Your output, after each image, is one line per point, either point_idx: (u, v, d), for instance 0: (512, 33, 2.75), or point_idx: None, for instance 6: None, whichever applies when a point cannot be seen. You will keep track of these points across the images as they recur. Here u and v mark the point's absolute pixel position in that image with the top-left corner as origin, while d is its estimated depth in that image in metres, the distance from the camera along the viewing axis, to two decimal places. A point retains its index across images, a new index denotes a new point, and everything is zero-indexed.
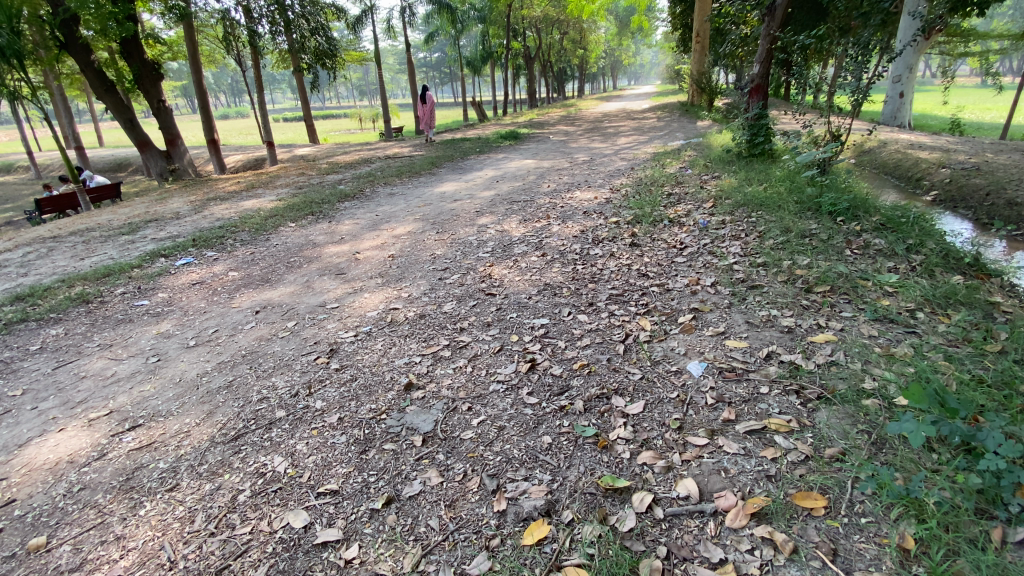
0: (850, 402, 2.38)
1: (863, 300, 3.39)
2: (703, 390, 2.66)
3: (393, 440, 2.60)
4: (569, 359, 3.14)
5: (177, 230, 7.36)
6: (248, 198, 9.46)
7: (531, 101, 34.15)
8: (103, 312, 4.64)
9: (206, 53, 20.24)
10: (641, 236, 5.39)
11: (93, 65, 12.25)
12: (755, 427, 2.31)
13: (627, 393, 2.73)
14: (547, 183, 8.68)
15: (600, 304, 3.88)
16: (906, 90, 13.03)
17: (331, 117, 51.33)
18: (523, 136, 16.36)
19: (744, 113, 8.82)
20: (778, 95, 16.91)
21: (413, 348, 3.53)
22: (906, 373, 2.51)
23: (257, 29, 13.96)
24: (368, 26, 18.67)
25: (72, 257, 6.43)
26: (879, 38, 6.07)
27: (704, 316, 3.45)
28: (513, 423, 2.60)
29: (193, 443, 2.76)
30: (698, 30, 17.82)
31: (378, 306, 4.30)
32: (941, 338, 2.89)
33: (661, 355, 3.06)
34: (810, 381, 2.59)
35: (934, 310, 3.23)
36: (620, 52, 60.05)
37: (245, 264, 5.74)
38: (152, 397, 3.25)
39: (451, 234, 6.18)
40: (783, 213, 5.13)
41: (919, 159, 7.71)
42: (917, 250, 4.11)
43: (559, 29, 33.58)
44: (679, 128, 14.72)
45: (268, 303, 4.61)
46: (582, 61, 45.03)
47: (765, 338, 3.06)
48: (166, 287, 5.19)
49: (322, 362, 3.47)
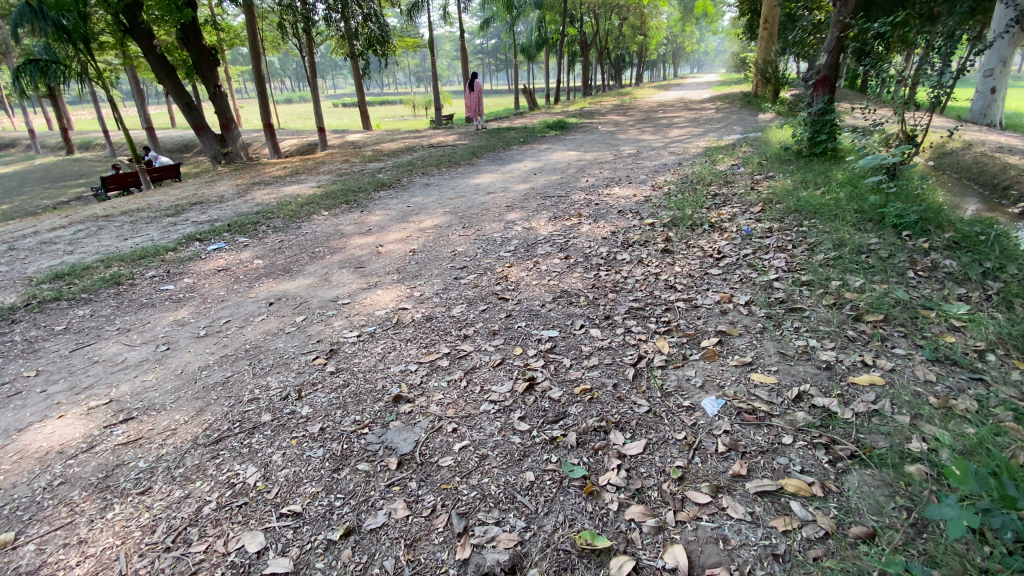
0: (889, 467, 2.01)
1: (922, 335, 2.91)
2: (715, 433, 2.33)
3: (368, 459, 2.43)
4: (571, 382, 2.87)
5: (217, 214, 7.56)
6: (290, 183, 9.65)
7: (585, 90, 33.26)
8: (130, 295, 4.79)
9: (270, 39, 20.97)
10: (676, 241, 4.97)
11: (155, 50, 12.83)
12: (768, 488, 1.98)
13: (628, 428, 2.44)
14: (586, 178, 8.27)
15: (618, 319, 3.56)
16: (999, 85, 11.60)
17: (388, 103, 52.29)
18: (570, 126, 15.85)
19: (806, 107, 8.05)
20: (853, 87, 15.55)
21: (411, 354, 3.35)
22: (963, 436, 2.09)
23: (311, 15, 14.23)
24: (425, 12, 18.51)
25: (117, 237, 6.75)
26: (967, 27, 5.32)
27: (730, 342, 3.08)
28: (498, 452, 2.37)
29: (175, 443, 2.73)
30: (766, 17, 16.78)
31: (388, 304, 4.15)
32: (1015, 390, 2.41)
33: (674, 386, 2.73)
34: (845, 434, 2.21)
35: (1008, 352, 2.73)
36: (683, 39, 57.96)
37: (271, 252, 5.76)
38: (151, 388, 3.27)
39: (476, 230, 5.98)
40: (839, 224, 4.58)
41: (1008, 165, 6.79)
42: (995, 276, 3.54)
43: (619, 15, 32.41)
44: (737, 121, 13.79)
45: (283, 295, 4.56)
46: (641, 49, 43.49)
47: (799, 374, 2.67)
48: (192, 272, 5.28)
49: (319, 363, 3.33)
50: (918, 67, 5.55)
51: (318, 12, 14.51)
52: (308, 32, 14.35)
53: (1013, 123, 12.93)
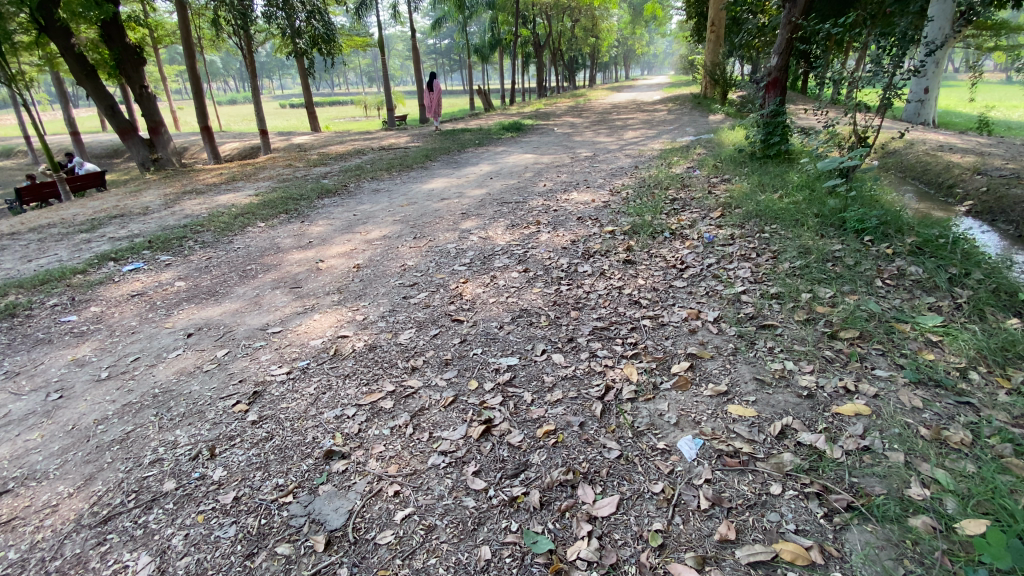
0: (892, 523, 1.77)
1: (901, 352, 2.75)
2: (696, 483, 2.05)
3: (290, 539, 2.02)
4: (533, 422, 2.54)
5: (139, 228, 6.82)
6: (225, 192, 8.90)
7: (541, 92, 33.12)
8: (22, 330, 4.11)
9: (207, 37, 19.71)
10: (637, 250, 4.73)
11: (74, 49, 11.71)
12: (761, 557, 1.71)
13: (598, 481, 2.12)
14: (544, 182, 8.00)
15: (581, 341, 3.26)
16: (931, 85, 12.18)
17: (338, 104, 50.80)
18: (526, 127, 15.60)
19: (759, 108, 8.05)
20: (797, 87, 16.07)
21: (350, 394, 2.93)
22: (967, 480, 1.89)
23: (250, 12, 13.30)
24: (374, 11, 17.77)
25: (20, 258, 5.94)
26: (916, 28, 5.27)
27: (702, 366, 2.83)
28: (449, 521, 2.01)
29: (55, 525, 2.22)
30: (713, 20, 17.10)
31: (325, 332, 3.68)
32: (1005, 415, 2.25)
33: (646, 424, 2.43)
34: (837, 480, 1.97)
35: (990, 369, 2.58)
36: (633, 41, 59.54)
37: (196, 272, 5.15)
38: (33, 450, 2.71)
39: (428, 241, 5.57)
40: (802, 230, 4.46)
41: (950, 164, 6.97)
42: (962, 282, 3.45)
43: (571, 16, 32.55)
44: (690, 122, 13.90)
45: (205, 324, 4.01)
46: (594, 50, 43.97)
47: (779, 405, 2.43)
48: (101, 298, 4.63)
49: (239, 411, 2.86)
50: (868, 69, 5.53)
51: (257, 8, 13.57)
52: (246, 29, 13.39)
53: (943, 121, 13.62)
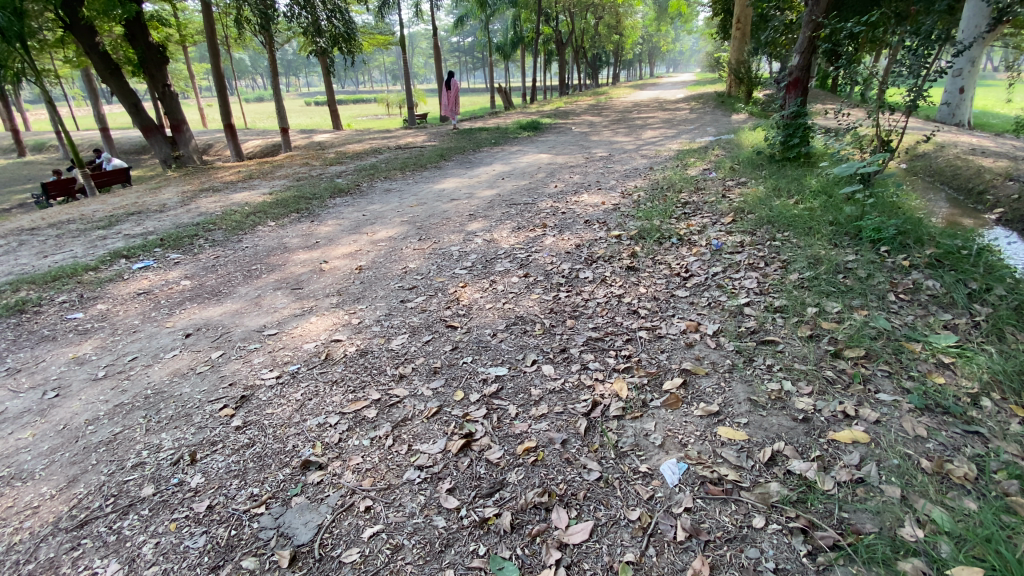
0: (880, 565, 1.65)
1: (908, 374, 2.60)
2: (675, 511, 1.95)
3: (256, 553, 1.99)
4: (514, 438, 2.47)
5: (153, 226, 6.94)
6: (240, 190, 9.01)
7: (563, 90, 32.81)
8: (29, 327, 4.20)
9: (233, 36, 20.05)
10: (642, 256, 4.61)
11: (99, 48, 11.97)
12: None
13: (573, 504, 2.04)
14: (556, 183, 7.89)
15: (573, 353, 3.17)
16: (967, 84, 11.66)
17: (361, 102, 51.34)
18: (544, 126, 15.47)
19: (780, 109, 7.79)
20: (826, 86, 15.57)
21: (335, 401, 2.90)
22: (966, 522, 1.75)
23: (271, 11, 13.44)
24: (396, 9, 17.81)
25: (37, 254, 6.11)
26: (945, 26, 5.00)
27: (696, 383, 2.71)
28: (416, 541, 1.96)
29: (33, 527, 2.24)
30: (739, 16, 16.68)
31: (319, 336, 3.67)
32: (1016, 448, 2.09)
33: (630, 445, 2.34)
34: (825, 514, 1.85)
35: (1005, 396, 2.41)
36: (660, 38, 58.65)
37: (202, 272, 5.21)
38: (22, 450, 2.74)
39: (432, 243, 5.55)
40: (814, 239, 4.28)
41: (982, 168, 6.64)
42: (982, 298, 3.25)
43: (595, 13, 32.15)
44: (711, 122, 13.53)
45: (204, 324, 4.04)
46: (618, 47, 43.43)
47: (772, 429, 2.31)
48: (108, 296, 4.72)
49: (225, 416, 2.86)
50: (894, 70, 5.27)
51: (279, 7, 13.70)
52: (268, 28, 13.54)
53: (979, 122, 13.06)
